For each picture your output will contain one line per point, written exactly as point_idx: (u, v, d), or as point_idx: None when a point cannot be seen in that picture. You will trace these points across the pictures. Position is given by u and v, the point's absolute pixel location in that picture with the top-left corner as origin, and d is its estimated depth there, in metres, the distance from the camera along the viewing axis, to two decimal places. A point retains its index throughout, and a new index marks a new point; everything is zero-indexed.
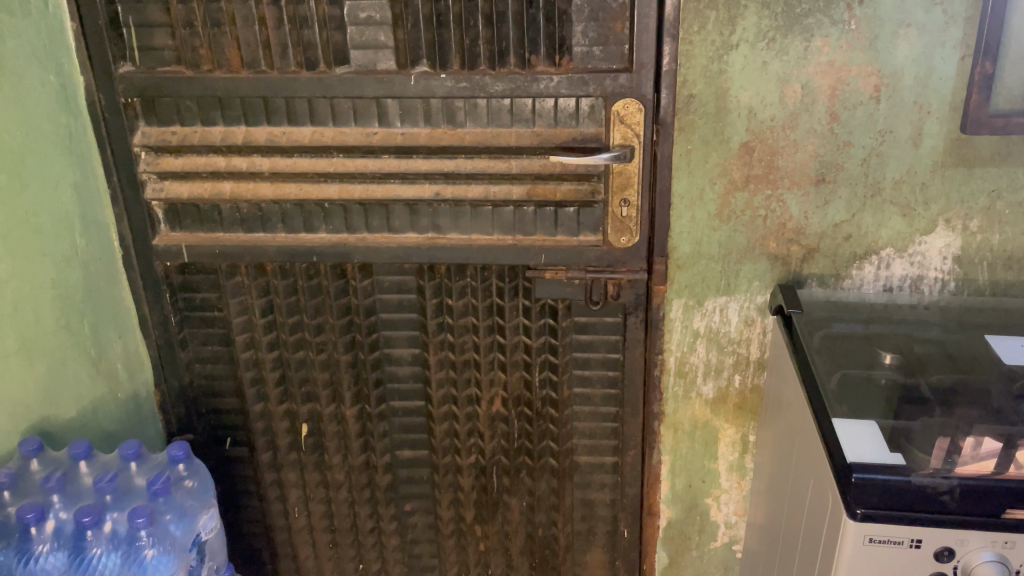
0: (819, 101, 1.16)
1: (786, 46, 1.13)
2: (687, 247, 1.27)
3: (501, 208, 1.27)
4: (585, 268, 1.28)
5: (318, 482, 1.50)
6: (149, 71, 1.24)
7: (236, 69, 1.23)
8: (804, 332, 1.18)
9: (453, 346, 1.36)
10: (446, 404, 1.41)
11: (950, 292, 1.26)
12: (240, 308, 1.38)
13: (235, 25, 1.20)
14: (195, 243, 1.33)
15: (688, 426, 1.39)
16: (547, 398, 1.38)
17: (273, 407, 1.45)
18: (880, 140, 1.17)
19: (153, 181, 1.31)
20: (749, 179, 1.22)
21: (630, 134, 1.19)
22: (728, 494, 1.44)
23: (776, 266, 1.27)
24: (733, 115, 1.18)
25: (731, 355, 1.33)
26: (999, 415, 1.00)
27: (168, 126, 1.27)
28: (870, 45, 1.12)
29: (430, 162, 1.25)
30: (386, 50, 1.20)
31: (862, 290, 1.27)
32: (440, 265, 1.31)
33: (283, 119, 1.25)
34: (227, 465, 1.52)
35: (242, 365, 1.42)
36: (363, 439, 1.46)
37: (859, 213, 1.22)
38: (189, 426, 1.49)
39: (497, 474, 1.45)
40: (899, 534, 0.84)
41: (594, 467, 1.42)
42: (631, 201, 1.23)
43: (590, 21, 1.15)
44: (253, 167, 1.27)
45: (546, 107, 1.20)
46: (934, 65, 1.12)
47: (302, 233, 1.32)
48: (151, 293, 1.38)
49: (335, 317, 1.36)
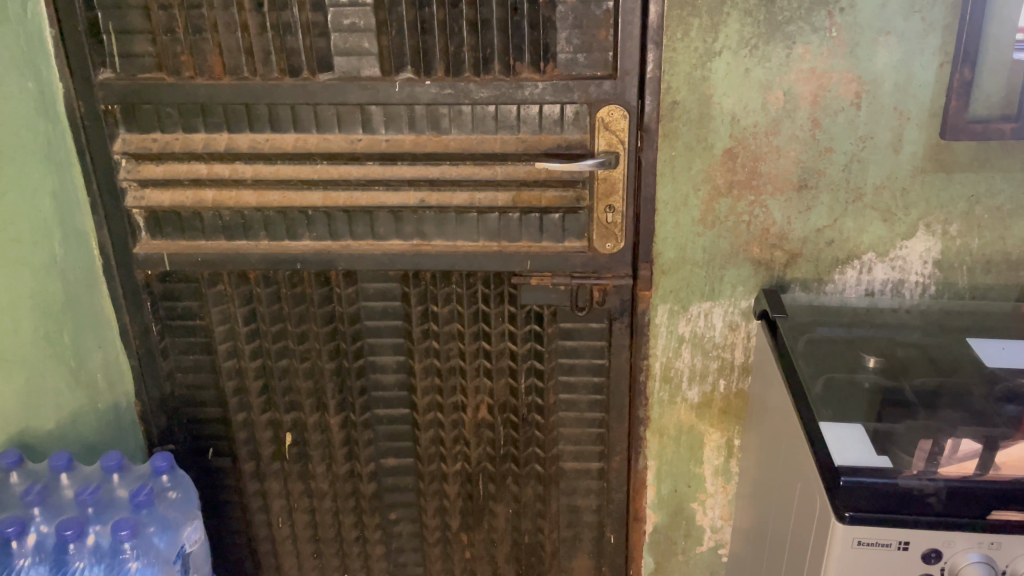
0: (801, 108, 1.17)
1: (768, 53, 1.14)
2: (671, 252, 1.27)
3: (486, 215, 1.27)
4: (570, 274, 1.28)
5: (302, 492, 1.49)
6: (130, 78, 1.23)
7: (217, 76, 1.22)
8: (789, 336, 1.18)
9: (438, 353, 1.36)
10: (432, 411, 1.41)
11: (931, 296, 1.27)
12: (222, 317, 1.37)
13: (217, 32, 1.19)
14: (177, 251, 1.32)
15: (673, 431, 1.39)
16: (533, 404, 1.38)
17: (256, 417, 1.43)
18: (860, 146, 1.18)
19: (133, 189, 1.29)
20: (732, 185, 1.22)
21: (614, 140, 1.20)
22: (713, 498, 1.44)
23: (760, 272, 1.27)
24: (717, 122, 1.19)
25: (716, 360, 1.34)
26: (981, 417, 1.01)
27: (149, 134, 1.26)
28: (850, 52, 1.13)
29: (414, 169, 1.24)
30: (370, 57, 1.20)
31: (845, 294, 1.28)
32: (424, 272, 1.30)
33: (266, 127, 1.25)
34: (209, 476, 1.50)
35: (224, 374, 1.40)
36: (348, 448, 1.45)
37: (841, 217, 1.23)
38: (170, 437, 1.47)
39: (482, 481, 1.45)
40: (888, 537, 0.84)
41: (580, 473, 1.42)
42: (616, 207, 1.23)
43: (574, 28, 1.16)
44: (235, 174, 1.27)
45: (530, 114, 1.21)
46: (913, 72, 1.13)
47: (285, 240, 1.31)
48: (131, 303, 1.36)
49: (319, 325, 1.36)
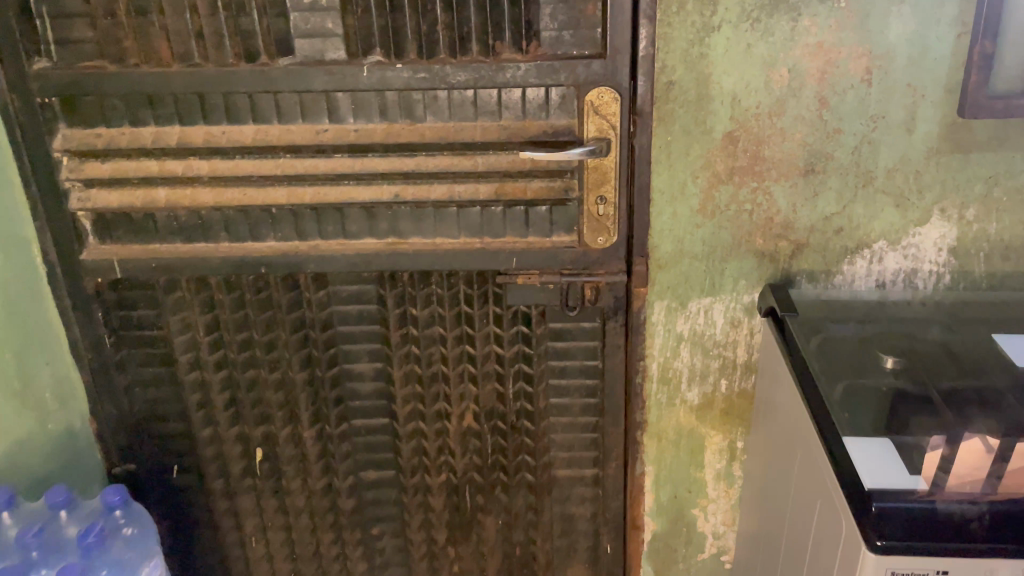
0: (806, 86, 1.07)
1: (771, 26, 1.04)
2: (668, 245, 1.18)
3: (466, 209, 1.17)
4: (559, 272, 1.19)
5: (277, 509, 1.38)
6: (68, 67, 1.11)
7: (166, 63, 1.10)
8: (799, 335, 1.10)
9: (419, 359, 1.26)
10: (413, 420, 1.31)
11: (945, 285, 1.18)
12: (181, 326, 1.26)
13: (163, 14, 1.08)
14: (130, 256, 1.20)
15: (673, 435, 1.30)
16: (522, 410, 1.29)
17: (223, 432, 1.33)
18: (872, 126, 1.09)
19: (77, 189, 1.18)
20: (733, 171, 1.13)
21: (605, 126, 1.10)
22: (715, 504, 1.36)
23: (764, 264, 1.18)
24: (716, 103, 1.09)
25: (717, 359, 1.25)
26: (1013, 422, 0.93)
27: (92, 128, 1.15)
28: (860, 24, 1.04)
29: (387, 161, 1.14)
30: (334, 38, 1.08)
31: (854, 286, 1.19)
32: (402, 272, 1.20)
33: (222, 118, 1.13)
34: (175, 496, 1.39)
35: (187, 388, 1.29)
36: (324, 461, 1.35)
37: (850, 204, 1.14)
38: (130, 457, 1.35)
39: (470, 492, 1.36)
40: (924, 567, 0.75)
41: (574, 480, 1.34)
42: (608, 198, 1.14)
43: (559, 3, 1.05)
44: (189, 171, 1.15)
45: (513, 99, 1.11)
46: (928, 45, 1.04)
47: (249, 242, 1.20)
48: (81, 314, 1.24)
49: (288, 332, 1.25)
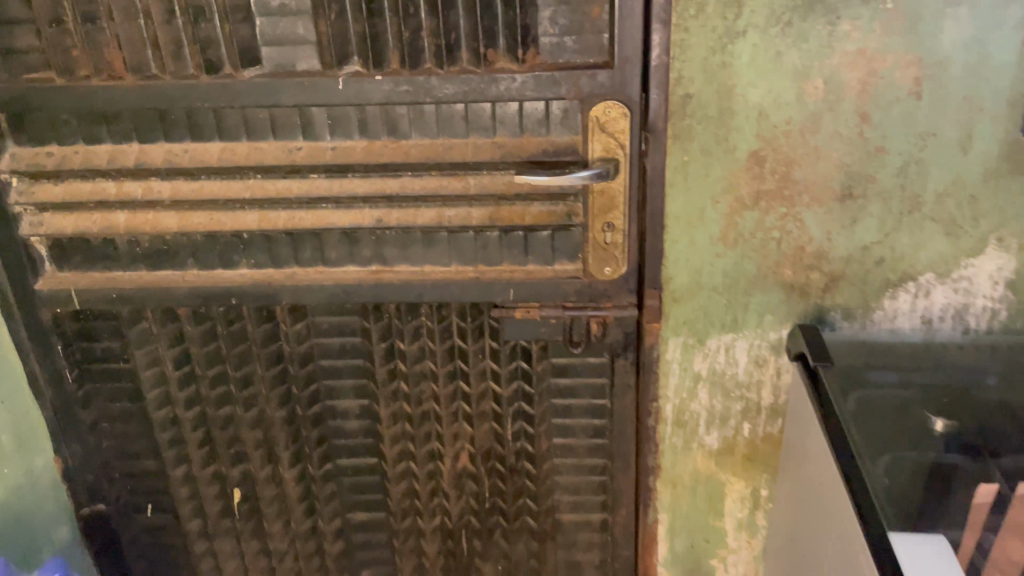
0: (845, 99, 0.93)
1: (805, 31, 0.90)
2: (684, 277, 1.05)
3: (458, 234, 1.04)
4: (562, 304, 1.06)
5: (258, 553, 1.28)
6: (12, 79, 0.99)
7: (119, 74, 0.98)
8: (836, 390, 0.99)
9: (408, 397, 1.15)
10: (403, 461, 1.20)
11: (1002, 323, 1.03)
12: (149, 359, 1.15)
13: (114, 20, 0.96)
14: (89, 285, 1.09)
15: (689, 481, 1.18)
16: (522, 451, 1.17)
17: (198, 471, 1.22)
18: (921, 145, 0.95)
19: (30, 213, 1.07)
20: (759, 195, 0.99)
21: (613, 144, 0.97)
22: (736, 555, 1.23)
23: (793, 297, 1.05)
24: (740, 118, 0.95)
25: (739, 401, 1.12)
26: None
27: (44, 147, 1.04)
28: (909, 28, 0.89)
29: (367, 182, 1.02)
30: (306, 45, 0.96)
31: (896, 323, 1.05)
32: (387, 304, 1.08)
33: (185, 134, 1.01)
34: (150, 536, 1.29)
35: (157, 425, 1.19)
36: (307, 503, 1.24)
37: (893, 232, 1.00)
38: (100, 496, 1.25)
39: (466, 537, 1.24)
40: None
41: (579, 526, 1.21)
42: (616, 225, 1.01)
43: (560, 5, 0.92)
44: (149, 194, 1.04)
45: (508, 113, 0.97)
46: (989, 51, 0.89)
47: (218, 269, 1.09)
48: (38, 347, 1.13)
49: (264, 367, 1.14)
